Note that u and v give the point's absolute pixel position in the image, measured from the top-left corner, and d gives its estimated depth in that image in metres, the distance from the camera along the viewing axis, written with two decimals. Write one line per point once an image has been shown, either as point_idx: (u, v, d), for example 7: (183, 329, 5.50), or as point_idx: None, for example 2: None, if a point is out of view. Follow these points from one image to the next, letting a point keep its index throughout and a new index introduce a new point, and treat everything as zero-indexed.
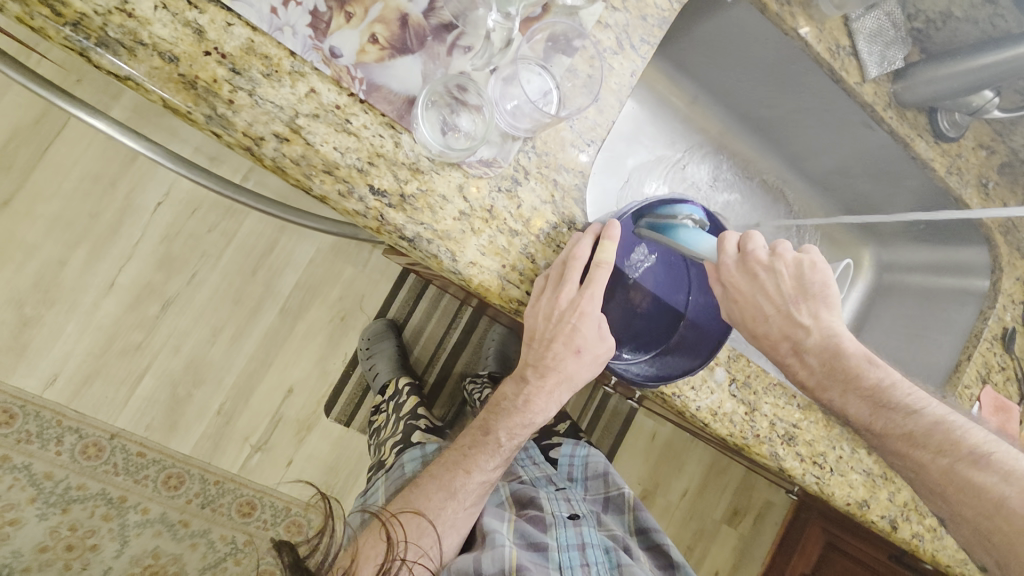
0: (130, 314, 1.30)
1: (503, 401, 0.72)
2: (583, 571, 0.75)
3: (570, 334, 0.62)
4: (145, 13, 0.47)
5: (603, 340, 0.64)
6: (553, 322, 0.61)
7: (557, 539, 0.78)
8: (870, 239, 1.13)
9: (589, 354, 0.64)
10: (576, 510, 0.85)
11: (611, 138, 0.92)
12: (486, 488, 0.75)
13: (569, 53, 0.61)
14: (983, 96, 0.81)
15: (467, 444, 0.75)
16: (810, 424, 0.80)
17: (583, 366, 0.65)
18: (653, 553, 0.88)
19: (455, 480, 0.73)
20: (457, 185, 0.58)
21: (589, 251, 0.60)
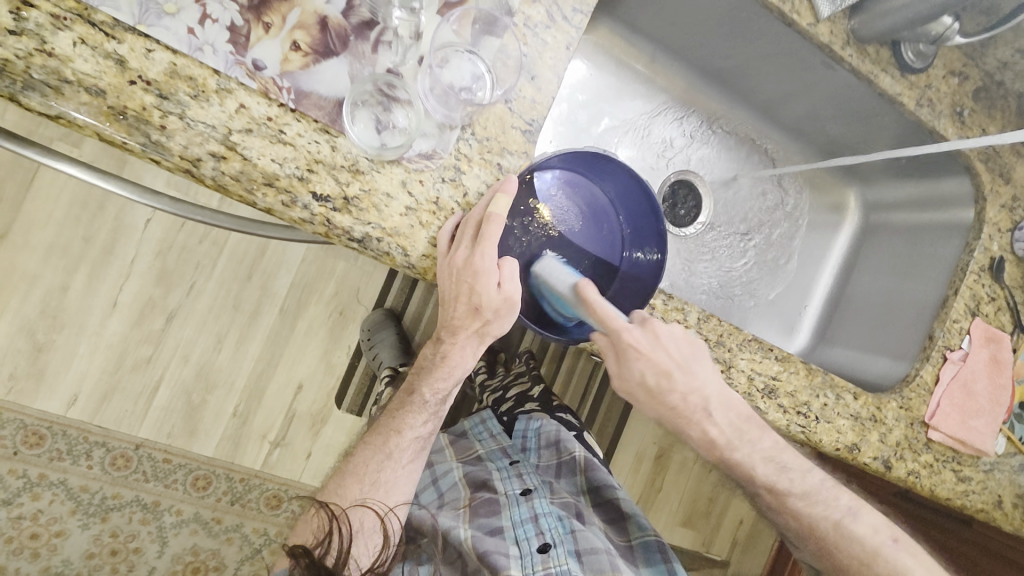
0: (137, 330, 1.35)
1: (421, 361, 0.75)
2: (537, 539, 0.79)
3: (466, 293, 0.61)
4: (65, 51, 0.48)
5: (512, 299, 0.63)
6: (448, 281, 0.60)
7: (511, 519, 0.83)
8: (854, 179, 1.08)
9: (490, 311, 0.63)
10: (529, 484, 0.88)
11: (559, 104, 0.90)
12: (420, 445, 0.79)
13: (498, 34, 0.61)
14: (944, 22, 0.77)
15: (396, 407, 0.80)
16: (790, 375, 0.79)
17: (491, 322, 0.64)
18: (605, 508, 0.91)
19: (389, 442, 0.78)
20: (400, 181, 0.58)
21: (482, 208, 0.59)
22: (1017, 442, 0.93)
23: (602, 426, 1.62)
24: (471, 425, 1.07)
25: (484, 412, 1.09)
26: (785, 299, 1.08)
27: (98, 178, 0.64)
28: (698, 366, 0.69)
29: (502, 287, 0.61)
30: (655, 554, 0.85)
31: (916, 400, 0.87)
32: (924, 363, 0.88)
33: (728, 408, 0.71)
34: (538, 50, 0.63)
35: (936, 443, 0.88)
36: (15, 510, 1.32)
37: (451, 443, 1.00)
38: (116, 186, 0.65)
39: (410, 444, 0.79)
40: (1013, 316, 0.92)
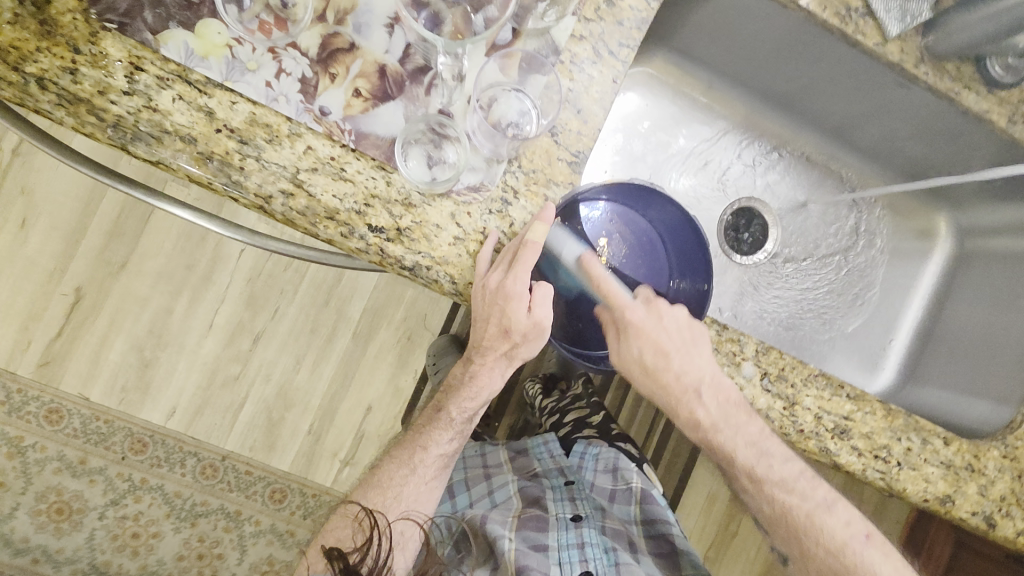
0: (227, 349, 1.48)
1: (452, 381, 0.79)
2: (580, 565, 0.83)
3: (498, 316, 0.64)
4: (166, 106, 0.56)
5: (540, 326, 0.65)
6: (481, 302, 0.63)
7: (558, 540, 0.86)
8: (942, 203, 0.99)
9: (519, 334, 0.66)
10: (580, 511, 0.91)
11: (611, 134, 0.92)
12: (445, 462, 0.84)
13: (544, 71, 0.63)
14: None
15: (423, 423, 0.83)
16: (866, 416, 0.73)
17: (520, 345, 0.67)
18: (658, 542, 0.88)
19: (414, 457, 0.82)
20: (449, 213, 0.62)
21: (521, 236, 0.62)
22: None
23: (670, 462, 1.55)
24: (532, 442, 1.09)
25: (548, 430, 1.09)
26: (864, 331, 1.01)
27: (190, 213, 0.72)
28: (695, 349, 0.67)
29: (532, 313, 0.64)
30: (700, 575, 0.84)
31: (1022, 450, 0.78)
32: None
33: (724, 408, 0.68)
34: (584, 85, 0.64)
35: None
36: (121, 510, 1.47)
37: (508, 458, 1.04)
38: (204, 221, 0.73)
39: (438, 463, 0.83)
40: None
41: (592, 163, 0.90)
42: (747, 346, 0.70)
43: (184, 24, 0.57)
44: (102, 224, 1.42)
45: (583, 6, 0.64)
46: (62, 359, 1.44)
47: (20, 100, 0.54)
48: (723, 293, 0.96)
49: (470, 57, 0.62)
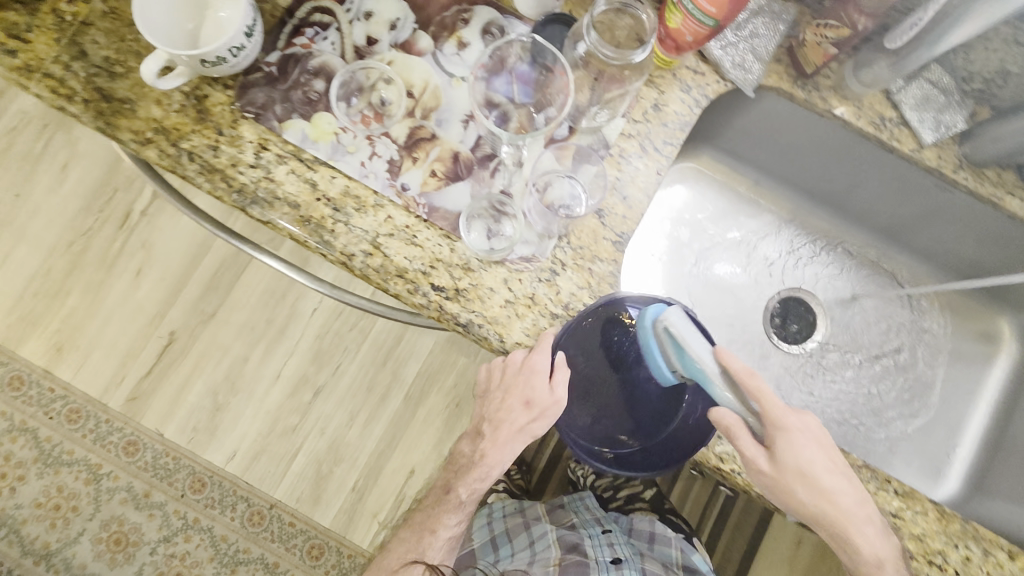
0: (290, 400, 1.58)
1: (461, 460, 0.84)
2: None
3: (520, 389, 0.70)
4: (280, 178, 0.69)
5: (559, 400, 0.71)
6: (508, 374, 0.70)
7: None
8: (1004, 305, 0.97)
9: (537, 408, 0.72)
10: (619, 554, 1.03)
11: (659, 220, 0.98)
12: (451, 543, 0.90)
13: (595, 163, 0.72)
14: None
15: (434, 506, 0.89)
16: (916, 515, 0.70)
17: (536, 419, 0.74)
18: None
19: (423, 539, 0.89)
20: (503, 279, 0.70)
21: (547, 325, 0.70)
22: None
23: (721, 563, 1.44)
24: (569, 499, 1.22)
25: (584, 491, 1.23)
26: (923, 436, 0.96)
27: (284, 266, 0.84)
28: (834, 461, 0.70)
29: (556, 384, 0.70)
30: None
31: None
32: None
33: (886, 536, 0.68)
34: (631, 175, 0.73)
35: None
36: (170, 547, 1.55)
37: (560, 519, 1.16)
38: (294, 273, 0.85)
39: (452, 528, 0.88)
40: None
41: (640, 246, 0.96)
42: None
43: (303, 116, 0.70)
44: (202, 277, 1.62)
45: (633, 108, 0.74)
46: (147, 396, 1.59)
47: (174, 169, 0.69)
48: (769, 380, 0.96)
49: (529, 148, 0.72)
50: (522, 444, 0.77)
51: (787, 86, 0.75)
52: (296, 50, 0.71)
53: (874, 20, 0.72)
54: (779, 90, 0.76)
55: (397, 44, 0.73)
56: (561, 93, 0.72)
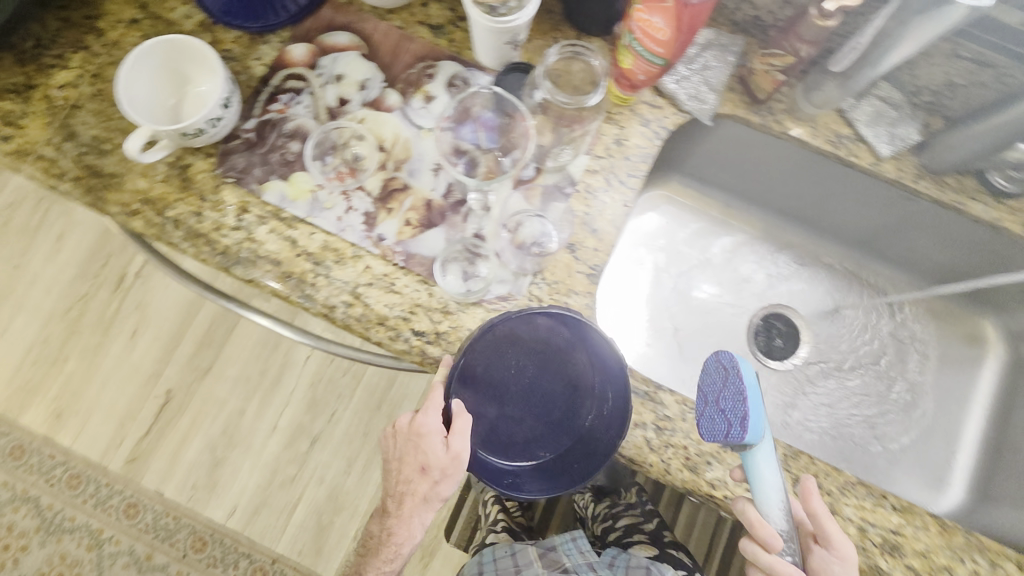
0: (287, 451, 1.58)
1: (374, 540, 0.87)
2: None
3: (415, 451, 0.74)
4: (260, 236, 0.71)
5: (458, 460, 0.69)
6: (399, 441, 0.77)
7: None
8: (987, 309, 0.97)
9: (437, 471, 0.72)
10: None
11: (636, 248, 1.00)
12: None
13: (563, 200, 0.75)
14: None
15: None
16: (917, 530, 0.68)
17: (440, 482, 0.74)
18: None
19: None
20: (481, 319, 0.71)
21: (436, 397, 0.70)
22: None
23: None
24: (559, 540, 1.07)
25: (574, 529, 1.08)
26: (919, 444, 0.95)
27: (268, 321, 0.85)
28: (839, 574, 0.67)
29: (448, 445, 0.69)
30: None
31: None
32: None
33: None
34: (599, 210, 0.75)
35: None
36: None
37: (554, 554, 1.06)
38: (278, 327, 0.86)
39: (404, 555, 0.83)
40: None
41: (618, 275, 0.97)
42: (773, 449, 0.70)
43: (281, 177, 0.73)
44: (196, 333, 1.63)
45: (595, 146, 0.77)
46: (146, 457, 1.58)
47: (160, 236, 0.71)
48: None
49: (500, 189, 0.74)
50: (431, 512, 0.79)
51: (742, 113, 0.79)
52: (272, 115, 0.75)
53: (816, 46, 0.74)
54: (735, 116, 0.79)
55: (367, 103, 0.75)
56: (525, 137, 0.77)
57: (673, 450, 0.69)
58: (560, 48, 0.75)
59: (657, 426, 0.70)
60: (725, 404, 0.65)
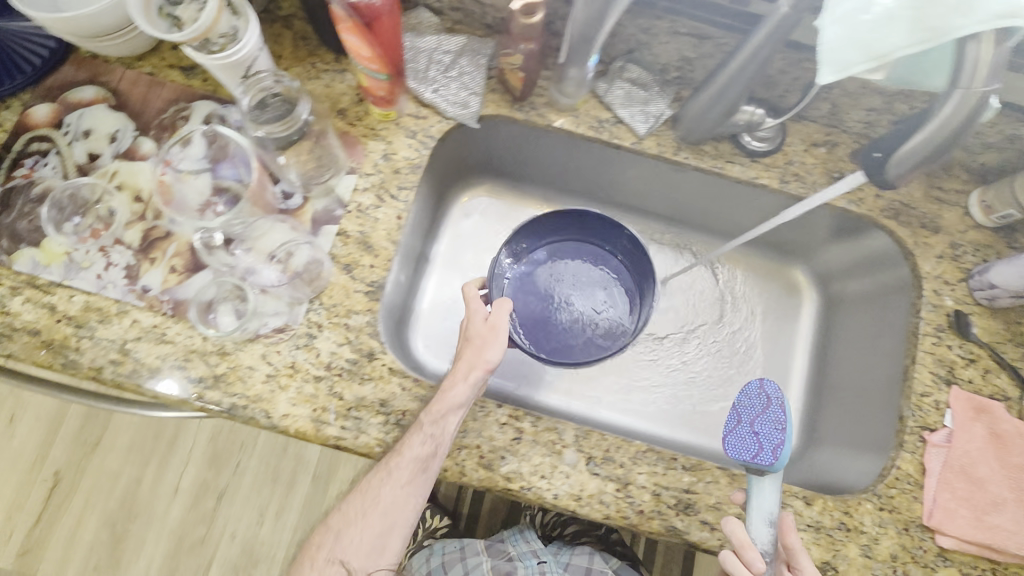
0: (193, 512, 1.53)
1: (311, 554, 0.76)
2: None
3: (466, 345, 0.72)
4: (16, 308, 0.69)
5: (497, 330, 0.72)
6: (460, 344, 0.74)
7: None
8: (796, 258, 1.02)
9: (474, 337, 0.72)
10: None
11: (456, 256, 1.00)
12: None
13: (334, 222, 0.74)
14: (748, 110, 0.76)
15: None
16: (709, 486, 0.71)
17: (482, 352, 0.71)
18: None
19: None
20: (260, 354, 0.70)
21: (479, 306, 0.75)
22: None
23: None
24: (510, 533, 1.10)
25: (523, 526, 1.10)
26: None
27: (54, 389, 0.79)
28: None
29: (488, 316, 0.72)
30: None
31: (900, 498, 0.72)
32: (898, 452, 0.74)
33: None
34: (373, 225, 0.75)
35: (953, 552, 0.71)
36: None
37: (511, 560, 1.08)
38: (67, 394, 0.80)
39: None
40: (1013, 376, 0.76)
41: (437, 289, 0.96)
42: (564, 433, 0.72)
43: (31, 243, 0.71)
44: (77, 408, 1.57)
45: (362, 164, 0.76)
46: (39, 547, 1.50)
47: None
48: (594, 381, 0.97)
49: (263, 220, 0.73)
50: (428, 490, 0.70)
51: (504, 111, 0.80)
52: (16, 181, 0.73)
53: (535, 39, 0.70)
54: (500, 115, 0.80)
55: (120, 154, 0.74)
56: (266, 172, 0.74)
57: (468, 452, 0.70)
58: (245, 86, 0.69)
59: None
60: (760, 427, 0.66)
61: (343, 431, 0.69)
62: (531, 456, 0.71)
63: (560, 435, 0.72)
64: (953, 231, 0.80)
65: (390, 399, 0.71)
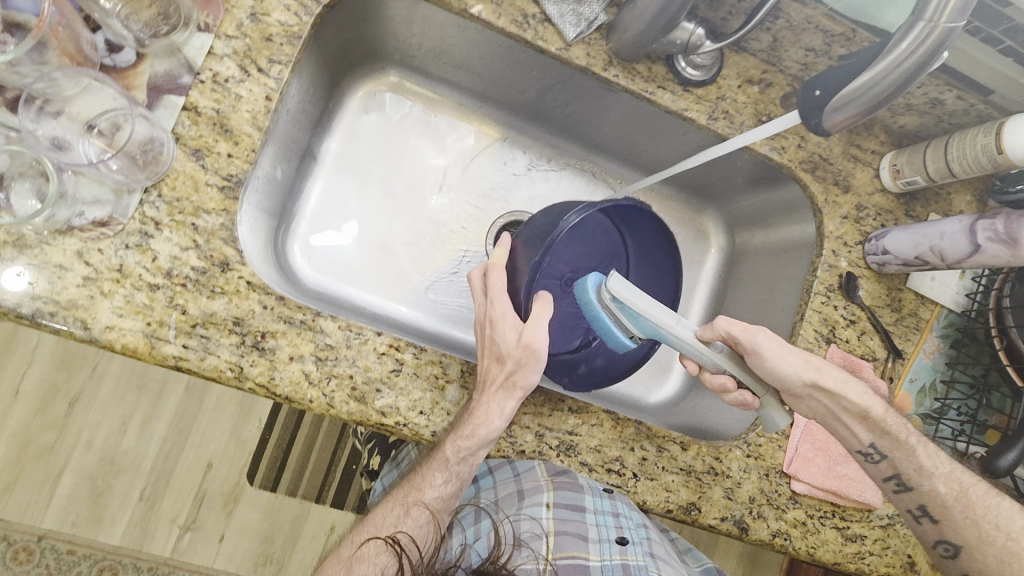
0: (39, 417, 1.28)
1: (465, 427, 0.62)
2: (616, 530, 0.71)
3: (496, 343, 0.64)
4: None
5: (534, 350, 0.62)
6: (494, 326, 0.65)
7: (596, 518, 0.71)
8: (706, 204, 0.97)
9: (510, 361, 0.63)
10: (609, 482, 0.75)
11: (347, 160, 0.86)
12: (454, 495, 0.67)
13: (179, 92, 0.59)
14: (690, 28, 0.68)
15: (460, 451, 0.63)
16: (592, 429, 0.70)
17: (513, 373, 0.63)
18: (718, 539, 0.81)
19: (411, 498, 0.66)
20: (75, 251, 0.56)
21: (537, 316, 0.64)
22: None
23: None
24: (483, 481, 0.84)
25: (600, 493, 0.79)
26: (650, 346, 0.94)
27: None
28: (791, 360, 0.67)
29: (520, 334, 0.63)
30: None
31: (766, 446, 0.76)
32: None
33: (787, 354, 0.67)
34: (232, 104, 0.61)
35: (803, 496, 0.76)
36: None
37: (551, 476, 0.70)
38: None
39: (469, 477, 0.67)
40: (884, 339, 0.80)
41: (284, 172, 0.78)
42: (450, 367, 0.66)
43: None
44: None
45: (222, 23, 0.61)
46: None
47: None
48: None
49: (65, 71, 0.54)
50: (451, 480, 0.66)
51: None
52: None
53: None
54: None
55: None
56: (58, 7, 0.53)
57: (338, 382, 0.62)
58: None
59: (317, 357, 0.62)
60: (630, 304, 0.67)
61: (186, 351, 0.58)
62: (410, 391, 0.64)
63: (445, 370, 0.66)
64: (861, 192, 0.81)
65: (246, 318, 0.60)
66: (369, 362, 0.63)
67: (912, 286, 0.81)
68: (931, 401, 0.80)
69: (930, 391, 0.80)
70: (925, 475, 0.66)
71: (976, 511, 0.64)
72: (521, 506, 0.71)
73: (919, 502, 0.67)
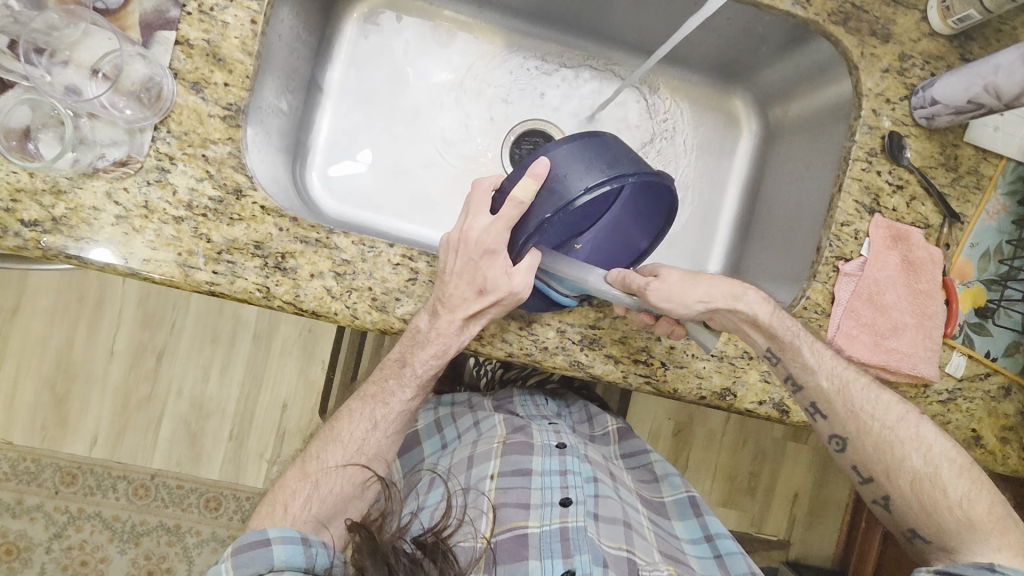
0: (132, 372, 1.43)
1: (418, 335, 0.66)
2: (561, 491, 0.73)
3: (475, 272, 0.63)
4: None
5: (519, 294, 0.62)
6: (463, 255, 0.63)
7: (540, 480, 0.74)
8: (735, 85, 0.90)
9: (491, 297, 0.63)
10: (564, 439, 0.80)
11: (352, 85, 0.86)
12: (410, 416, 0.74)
13: (169, 27, 0.61)
14: None
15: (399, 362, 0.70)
16: (615, 322, 0.70)
17: (489, 308, 0.64)
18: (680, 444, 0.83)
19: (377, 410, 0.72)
20: (104, 193, 0.60)
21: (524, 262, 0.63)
22: (985, 360, 0.73)
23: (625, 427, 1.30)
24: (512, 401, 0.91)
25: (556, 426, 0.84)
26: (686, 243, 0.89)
27: None
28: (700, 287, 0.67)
29: (509, 276, 0.62)
30: (688, 509, 0.81)
31: (805, 327, 0.72)
32: (811, 282, 0.72)
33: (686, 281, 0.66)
34: (221, 33, 0.62)
35: None
36: (65, 541, 1.44)
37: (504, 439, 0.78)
38: None
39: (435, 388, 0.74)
40: (939, 203, 0.73)
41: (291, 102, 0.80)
42: None
43: None
44: None
45: None
46: None
47: None
48: None
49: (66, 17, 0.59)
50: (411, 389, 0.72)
51: None
52: None
53: None
54: None
55: None
56: None
57: (358, 295, 0.64)
58: None
59: (336, 273, 0.64)
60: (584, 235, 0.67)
61: (216, 276, 0.62)
62: (428, 297, 0.66)
63: None
64: (905, 40, 0.72)
65: (266, 241, 0.63)
66: (387, 274, 0.65)
67: (971, 139, 0.73)
68: (996, 264, 0.73)
69: (995, 254, 0.73)
70: (809, 372, 0.67)
71: (855, 403, 0.66)
72: (470, 470, 0.77)
73: (810, 400, 0.68)
